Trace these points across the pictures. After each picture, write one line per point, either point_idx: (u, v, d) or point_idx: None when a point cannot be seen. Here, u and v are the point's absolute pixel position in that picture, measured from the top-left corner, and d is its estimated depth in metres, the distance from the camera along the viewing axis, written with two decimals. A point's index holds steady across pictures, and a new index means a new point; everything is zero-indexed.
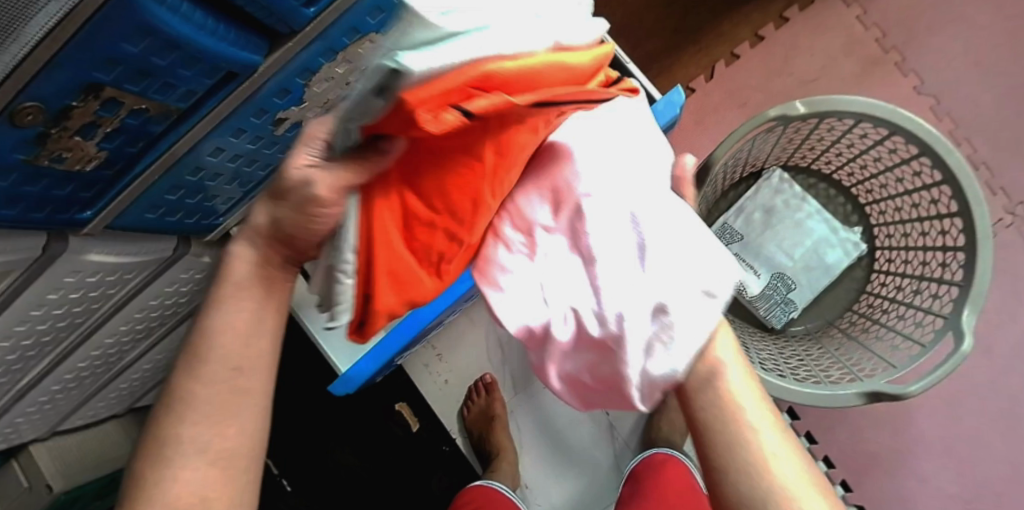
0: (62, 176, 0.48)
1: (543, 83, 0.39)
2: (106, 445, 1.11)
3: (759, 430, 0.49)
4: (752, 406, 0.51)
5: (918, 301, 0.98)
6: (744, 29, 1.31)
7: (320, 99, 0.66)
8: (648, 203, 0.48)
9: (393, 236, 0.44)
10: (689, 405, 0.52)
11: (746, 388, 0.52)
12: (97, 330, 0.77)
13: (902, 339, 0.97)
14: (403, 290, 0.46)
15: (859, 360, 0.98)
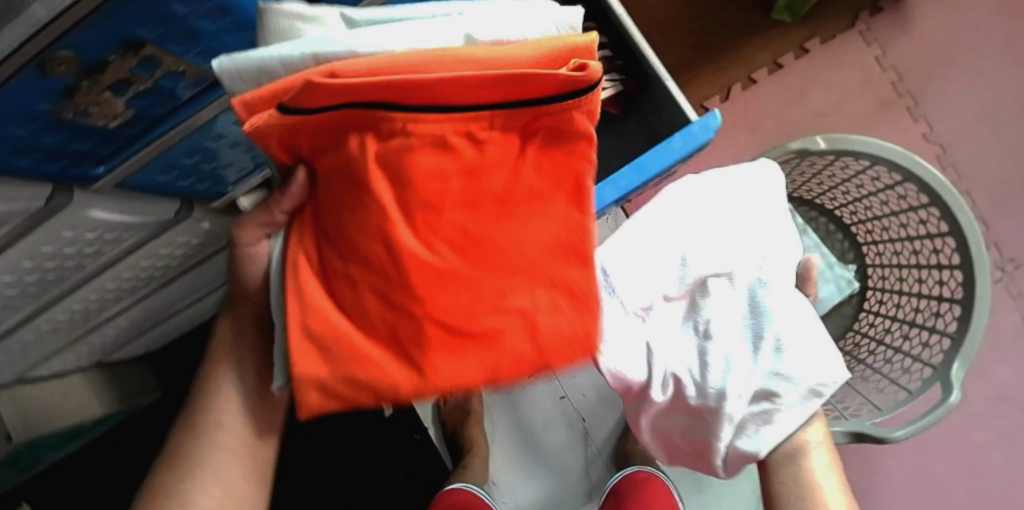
0: (84, 130, 0.45)
1: (440, 92, 0.34)
2: (71, 399, 1.05)
3: (825, 493, 0.65)
4: (826, 481, 0.67)
5: (910, 348, 1.02)
6: (764, 54, 1.30)
7: None
8: (775, 299, 0.69)
9: (313, 285, 0.41)
10: (771, 473, 0.69)
11: (824, 468, 0.68)
12: (82, 286, 0.74)
13: (890, 382, 1.01)
14: (327, 354, 0.40)
15: (845, 400, 1.03)
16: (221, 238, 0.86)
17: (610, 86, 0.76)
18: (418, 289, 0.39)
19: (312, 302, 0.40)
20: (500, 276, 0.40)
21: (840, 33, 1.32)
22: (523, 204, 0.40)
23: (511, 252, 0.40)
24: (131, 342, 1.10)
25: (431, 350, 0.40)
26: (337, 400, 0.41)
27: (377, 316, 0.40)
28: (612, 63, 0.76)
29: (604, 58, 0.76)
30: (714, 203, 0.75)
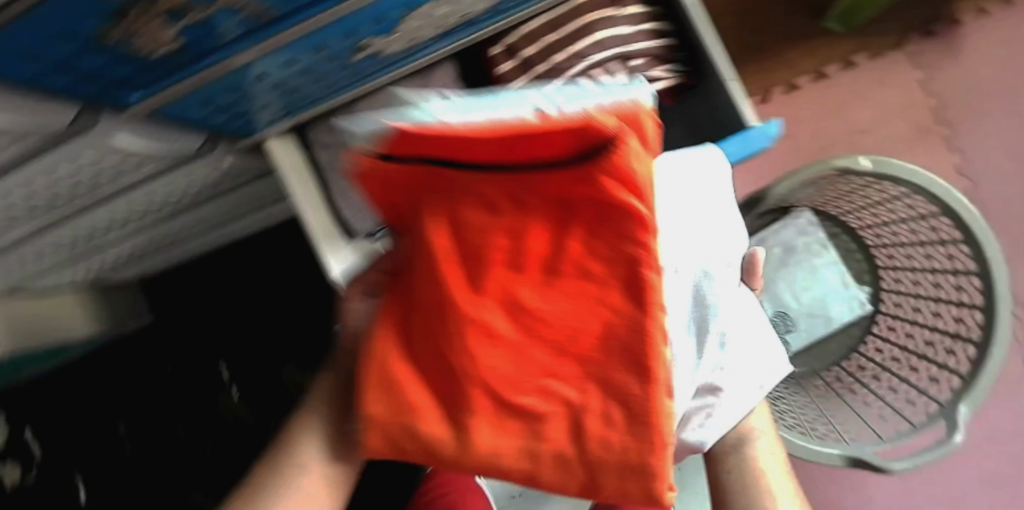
0: (127, 56, 0.42)
1: (491, 152, 0.40)
2: (61, 317, 1.02)
3: (778, 495, 0.61)
4: (776, 474, 0.63)
5: (918, 383, 1.09)
6: (810, 61, 1.25)
7: (411, 35, 0.58)
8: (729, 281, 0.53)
9: (393, 333, 0.48)
10: (717, 467, 0.64)
11: (770, 459, 0.64)
12: (92, 208, 0.70)
13: (893, 413, 1.10)
14: (393, 399, 0.46)
15: (847, 425, 1.11)
16: (239, 175, 0.82)
17: (666, 78, 0.73)
18: (465, 345, 0.44)
19: (384, 346, 0.47)
20: (543, 348, 0.43)
21: (887, 52, 1.27)
22: (575, 283, 0.42)
23: (555, 322, 0.43)
24: (129, 265, 1.06)
25: (472, 408, 0.44)
26: (394, 447, 0.46)
27: (436, 364, 0.46)
28: (676, 54, 0.73)
29: (668, 50, 0.72)
30: (700, 180, 0.59)
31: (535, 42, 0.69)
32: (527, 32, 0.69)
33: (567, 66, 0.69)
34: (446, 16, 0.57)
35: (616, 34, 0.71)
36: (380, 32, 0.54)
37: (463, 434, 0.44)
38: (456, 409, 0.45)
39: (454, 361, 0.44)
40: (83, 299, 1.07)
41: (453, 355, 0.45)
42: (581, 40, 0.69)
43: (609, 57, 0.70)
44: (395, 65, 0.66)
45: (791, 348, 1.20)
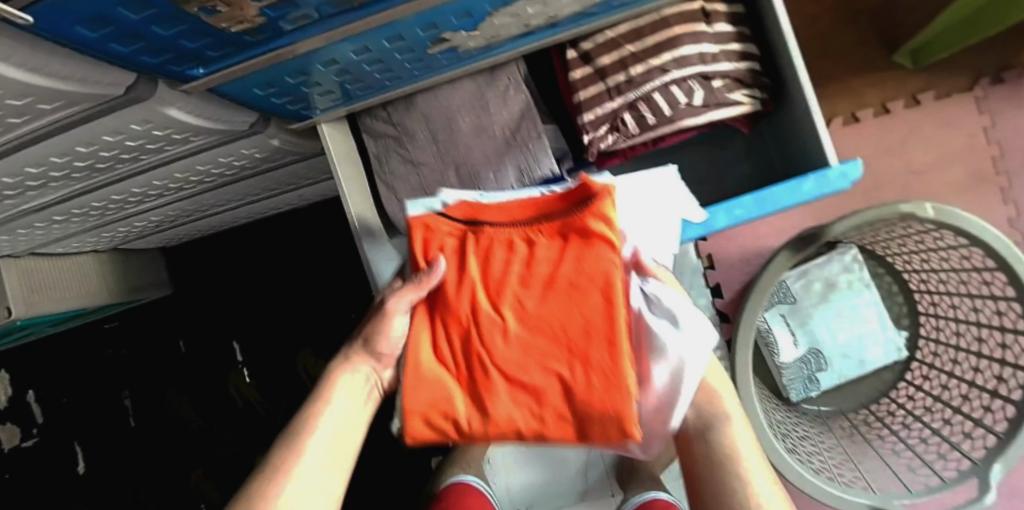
0: (200, 29, 0.38)
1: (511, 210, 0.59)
2: (81, 281, 1.00)
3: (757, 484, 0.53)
4: (763, 484, 0.54)
5: (934, 423, 1.03)
6: (874, 95, 1.20)
7: (493, 32, 0.54)
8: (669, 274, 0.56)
9: (422, 335, 0.55)
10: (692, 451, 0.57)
11: (750, 448, 0.56)
12: (127, 179, 0.67)
13: (906, 449, 1.03)
14: (424, 387, 0.53)
15: (870, 466, 1.03)
16: (281, 159, 0.78)
17: (750, 102, 0.69)
18: (481, 337, 0.53)
19: (410, 349, 0.54)
20: (547, 348, 0.51)
21: (955, 94, 1.21)
22: (563, 289, 0.52)
23: (549, 326, 0.51)
24: (152, 234, 1.03)
25: (486, 393, 0.51)
26: (432, 429, 0.53)
27: (454, 355, 0.54)
28: (760, 79, 0.69)
29: (753, 75, 0.68)
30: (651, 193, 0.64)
31: (613, 51, 0.67)
32: (606, 40, 0.67)
33: (643, 81, 0.66)
34: (533, 17, 0.53)
35: (702, 51, 0.66)
36: (462, 27, 0.51)
37: (482, 415, 0.52)
38: (473, 394, 0.52)
39: (477, 348, 0.52)
40: (105, 266, 1.05)
41: (469, 348, 0.53)
42: (663, 54, 0.66)
43: (692, 74, 0.66)
44: (470, 59, 0.61)
45: (820, 388, 1.16)
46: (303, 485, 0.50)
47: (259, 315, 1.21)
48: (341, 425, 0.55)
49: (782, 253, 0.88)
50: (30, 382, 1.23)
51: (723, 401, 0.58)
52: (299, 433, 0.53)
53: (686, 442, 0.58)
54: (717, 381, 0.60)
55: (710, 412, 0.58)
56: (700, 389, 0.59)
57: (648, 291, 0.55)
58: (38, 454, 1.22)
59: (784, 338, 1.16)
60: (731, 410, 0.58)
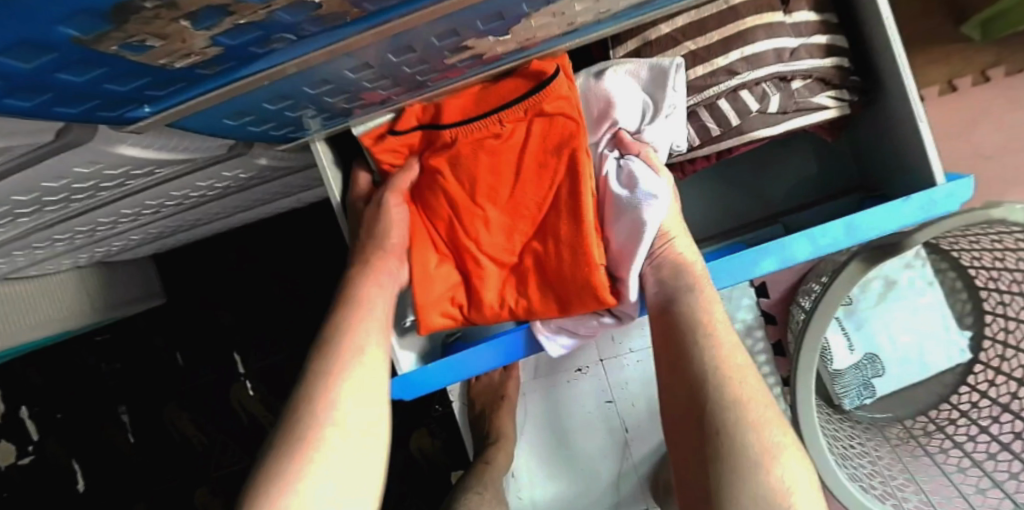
0: (131, 69, 0.27)
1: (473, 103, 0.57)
2: (55, 303, 0.91)
3: (725, 343, 0.49)
4: (733, 347, 0.50)
5: (1002, 437, 0.90)
6: (940, 70, 1.02)
7: (528, 34, 0.42)
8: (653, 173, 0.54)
9: (416, 240, 0.57)
10: (658, 315, 0.53)
11: (717, 305, 0.52)
12: (90, 212, 0.56)
13: (973, 466, 0.91)
14: (428, 283, 0.57)
15: (934, 488, 0.90)
16: (274, 174, 0.67)
17: (837, 105, 0.58)
18: (466, 230, 0.56)
19: (414, 261, 0.57)
20: (535, 229, 0.56)
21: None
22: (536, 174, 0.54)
23: (531, 211, 0.55)
24: (137, 248, 0.92)
25: (487, 280, 0.56)
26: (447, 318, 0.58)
27: (448, 249, 0.58)
28: (850, 78, 0.57)
29: (841, 73, 0.56)
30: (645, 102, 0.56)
31: (671, 50, 0.56)
32: (661, 37, 0.56)
33: (705, 85, 0.56)
34: (584, 12, 0.41)
35: (779, 46, 0.55)
36: (491, 32, 0.39)
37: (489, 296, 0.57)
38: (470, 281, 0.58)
39: (466, 239, 0.56)
40: (87, 284, 0.95)
41: (458, 241, 0.56)
42: (730, 52, 0.55)
43: (765, 77, 0.55)
44: (500, 61, 0.48)
45: (875, 394, 1.05)
46: (339, 441, 0.45)
47: (260, 325, 1.11)
48: (368, 374, 0.49)
49: (852, 266, 0.74)
50: (23, 398, 1.14)
51: (692, 269, 0.54)
52: (324, 385, 0.47)
53: (655, 308, 0.54)
54: (690, 249, 0.56)
55: (675, 282, 0.54)
56: (668, 268, 0.55)
57: (620, 168, 0.55)
58: (36, 472, 1.13)
59: (840, 344, 1.04)
60: (698, 272, 0.54)
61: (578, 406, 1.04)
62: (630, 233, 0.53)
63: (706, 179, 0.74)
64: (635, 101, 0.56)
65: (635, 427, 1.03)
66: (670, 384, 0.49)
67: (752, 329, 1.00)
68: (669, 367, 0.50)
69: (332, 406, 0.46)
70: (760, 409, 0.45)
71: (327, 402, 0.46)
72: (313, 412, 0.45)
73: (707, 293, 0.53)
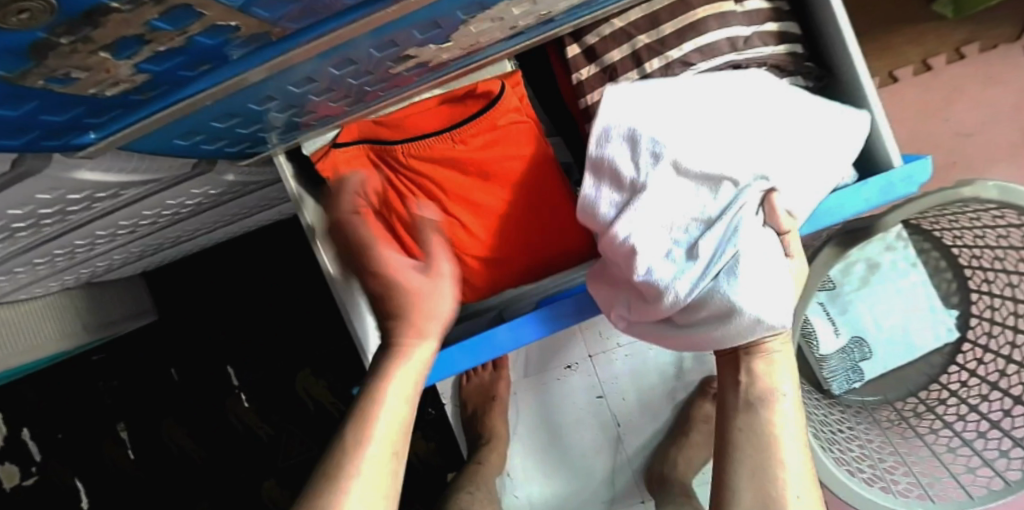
0: (63, 99, 0.28)
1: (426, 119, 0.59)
2: (48, 326, 0.93)
3: (788, 467, 0.50)
4: (793, 436, 0.52)
5: (992, 415, 0.88)
6: (913, 50, 0.96)
7: (471, 40, 0.42)
8: (769, 255, 0.47)
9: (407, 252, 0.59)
10: (728, 420, 0.53)
11: (791, 422, 0.52)
12: (65, 234, 0.57)
13: (963, 446, 0.90)
14: None
15: (923, 468, 0.90)
16: (246, 188, 0.68)
17: None
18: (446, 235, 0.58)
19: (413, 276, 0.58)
20: (513, 217, 0.59)
21: (1002, 45, 0.96)
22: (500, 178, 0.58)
23: (522, 210, 0.59)
24: (123, 267, 0.93)
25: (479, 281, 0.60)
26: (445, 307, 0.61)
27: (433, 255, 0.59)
28: (805, 64, 0.58)
29: (795, 59, 0.57)
30: (767, 133, 0.52)
31: (624, 44, 0.57)
32: (615, 31, 0.56)
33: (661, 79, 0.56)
34: (523, 16, 0.42)
35: (730, 36, 0.55)
36: (430, 40, 0.39)
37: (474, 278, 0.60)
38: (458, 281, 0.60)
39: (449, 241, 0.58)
40: (81, 307, 0.97)
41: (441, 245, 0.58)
42: (684, 43, 0.55)
43: (722, 66, 0.55)
44: (446, 69, 0.49)
45: (864, 378, 1.04)
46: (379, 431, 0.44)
47: (252, 337, 1.12)
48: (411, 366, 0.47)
49: (827, 250, 0.73)
50: (23, 420, 1.15)
51: (778, 371, 0.53)
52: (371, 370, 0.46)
53: (729, 407, 0.54)
54: (782, 348, 0.54)
55: (761, 385, 0.53)
56: (759, 355, 0.54)
57: (760, 234, 0.48)
58: (42, 493, 1.14)
59: (825, 330, 1.02)
60: (776, 356, 0.54)
61: (570, 402, 1.04)
62: (716, 315, 0.48)
63: None
64: (778, 134, 0.52)
65: (627, 421, 1.04)
66: (734, 499, 0.50)
67: None
68: (721, 471, 0.52)
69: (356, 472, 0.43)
70: None
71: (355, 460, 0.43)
72: (341, 476, 0.42)
73: (778, 379, 0.53)
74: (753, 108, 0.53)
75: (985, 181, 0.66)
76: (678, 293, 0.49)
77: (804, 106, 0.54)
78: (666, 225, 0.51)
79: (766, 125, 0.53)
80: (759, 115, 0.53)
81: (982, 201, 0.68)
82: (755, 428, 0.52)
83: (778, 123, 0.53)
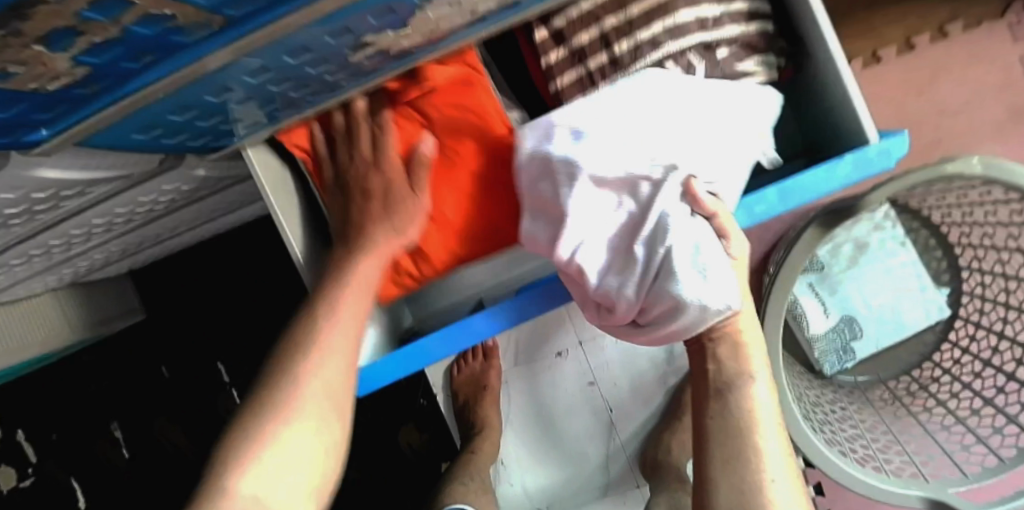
0: (4, 96, 0.28)
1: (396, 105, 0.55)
2: (36, 326, 0.93)
3: (765, 449, 0.51)
4: (768, 418, 0.53)
5: (986, 392, 0.88)
6: (896, 29, 0.94)
7: (430, 25, 0.42)
8: (709, 248, 0.49)
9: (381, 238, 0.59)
10: (702, 408, 0.54)
11: (766, 403, 0.53)
12: (38, 234, 0.57)
13: (957, 423, 0.89)
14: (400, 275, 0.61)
15: (916, 447, 0.89)
16: (220, 182, 0.67)
17: (765, 70, 0.58)
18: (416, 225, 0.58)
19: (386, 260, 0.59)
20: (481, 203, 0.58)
21: (986, 22, 0.95)
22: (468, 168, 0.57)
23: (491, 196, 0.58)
24: (108, 266, 0.93)
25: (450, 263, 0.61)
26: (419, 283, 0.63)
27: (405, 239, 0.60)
28: (775, 43, 0.58)
29: (765, 37, 0.57)
30: (716, 125, 0.52)
31: (592, 27, 0.56)
32: (582, 14, 0.55)
33: (632, 60, 0.56)
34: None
35: (701, 15, 0.55)
36: (387, 27, 0.39)
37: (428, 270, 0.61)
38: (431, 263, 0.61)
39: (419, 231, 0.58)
40: (68, 307, 0.97)
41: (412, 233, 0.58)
42: (653, 24, 0.55)
43: (691, 46, 0.55)
44: (411, 57, 0.49)
45: (856, 358, 1.01)
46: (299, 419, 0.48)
47: (241, 333, 1.12)
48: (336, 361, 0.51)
49: (811, 229, 0.73)
50: (18, 421, 1.15)
51: (750, 355, 0.53)
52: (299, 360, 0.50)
53: (704, 394, 0.54)
54: (752, 329, 0.54)
55: (735, 369, 0.53)
56: (731, 341, 0.53)
57: (690, 225, 0.49)
58: (39, 495, 1.15)
59: (815, 310, 1.00)
60: (749, 336, 0.54)
61: (562, 390, 1.04)
62: (666, 308, 0.50)
63: None
64: (720, 129, 0.53)
65: (620, 407, 1.04)
66: (715, 486, 0.51)
67: None
68: (702, 458, 0.53)
69: (288, 420, 0.47)
70: None
71: (288, 410, 0.48)
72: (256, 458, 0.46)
73: (753, 360, 0.54)
74: (681, 98, 0.51)
75: (969, 156, 0.65)
76: (629, 291, 0.51)
77: (731, 90, 0.54)
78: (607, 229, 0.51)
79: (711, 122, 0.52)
80: (690, 108, 0.52)
81: (959, 177, 0.67)
82: (732, 411, 0.52)
83: (704, 113, 0.52)
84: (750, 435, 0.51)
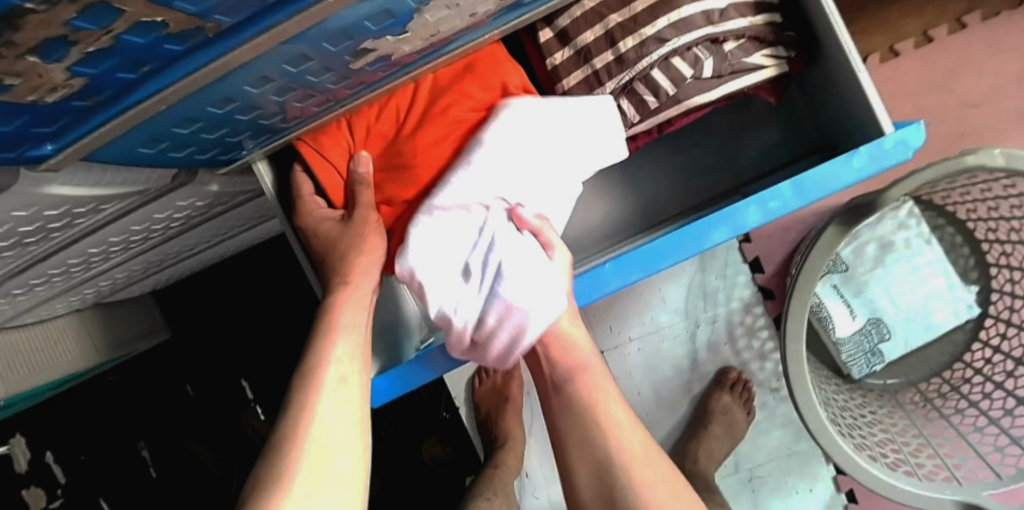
0: (6, 110, 0.28)
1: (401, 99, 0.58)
2: (59, 348, 0.94)
3: (611, 418, 0.56)
4: (609, 401, 0.57)
5: (1019, 392, 0.82)
6: (914, 22, 0.92)
7: (430, 29, 0.42)
8: (529, 260, 0.54)
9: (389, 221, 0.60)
10: (551, 407, 0.58)
11: (601, 381, 0.58)
12: (58, 251, 0.58)
13: (990, 425, 0.84)
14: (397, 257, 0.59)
15: (949, 450, 0.84)
16: (234, 197, 0.68)
17: (774, 63, 0.57)
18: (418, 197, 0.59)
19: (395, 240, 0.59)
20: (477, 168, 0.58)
21: (1006, 11, 0.92)
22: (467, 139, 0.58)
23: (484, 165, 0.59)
24: (132, 285, 0.94)
25: None
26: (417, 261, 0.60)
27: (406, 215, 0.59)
28: (784, 34, 0.57)
29: (773, 29, 0.56)
30: (537, 141, 0.57)
31: (596, 25, 0.56)
32: (586, 12, 0.56)
33: (637, 57, 0.55)
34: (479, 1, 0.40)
35: (706, 8, 0.54)
36: (386, 30, 0.39)
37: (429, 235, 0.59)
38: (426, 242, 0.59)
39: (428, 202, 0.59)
40: (90, 327, 0.98)
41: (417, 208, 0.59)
42: (657, 19, 0.54)
43: (698, 40, 0.54)
44: (414, 62, 0.50)
45: (885, 361, 0.97)
46: (325, 433, 0.45)
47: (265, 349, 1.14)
48: (347, 368, 0.50)
49: (830, 229, 0.70)
50: None
51: (575, 350, 0.58)
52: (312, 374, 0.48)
53: (548, 396, 0.59)
54: (575, 328, 0.58)
55: (564, 364, 0.58)
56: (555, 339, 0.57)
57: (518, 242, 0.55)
58: None
59: (841, 314, 0.96)
60: (572, 333, 0.58)
61: None
62: (504, 316, 0.53)
63: (652, 159, 0.73)
64: (553, 145, 0.58)
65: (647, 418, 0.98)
66: (577, 472, 0.55)
67: (750, 306, 0.96)
68: (568, 451, 0.56)
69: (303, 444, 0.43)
70: (644, 472, 0.54)
71: (305, 432, 0.44)
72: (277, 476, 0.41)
73: (581, 351, 0.58)
74: (515, 142, 0.56)
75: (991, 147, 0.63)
76: (467, 309, 0.54)
77: (564, 108, 0.57)
78: (451, 248, 0.55)
79: (540, 149, 0.57)
80: (524, 142, 0.56)
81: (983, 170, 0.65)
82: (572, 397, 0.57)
83: (537, 136, 0.56)
84: (595, 423, 0.55)
